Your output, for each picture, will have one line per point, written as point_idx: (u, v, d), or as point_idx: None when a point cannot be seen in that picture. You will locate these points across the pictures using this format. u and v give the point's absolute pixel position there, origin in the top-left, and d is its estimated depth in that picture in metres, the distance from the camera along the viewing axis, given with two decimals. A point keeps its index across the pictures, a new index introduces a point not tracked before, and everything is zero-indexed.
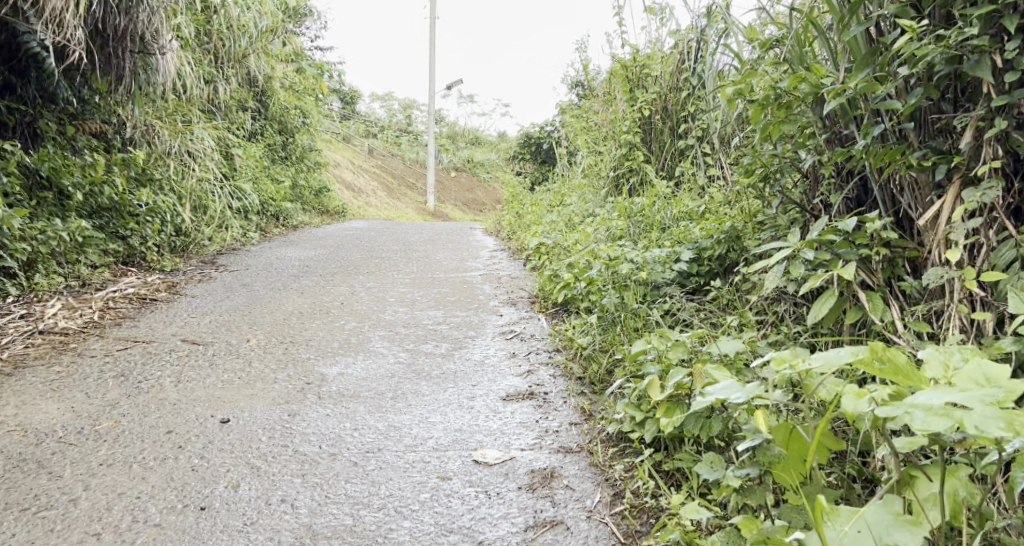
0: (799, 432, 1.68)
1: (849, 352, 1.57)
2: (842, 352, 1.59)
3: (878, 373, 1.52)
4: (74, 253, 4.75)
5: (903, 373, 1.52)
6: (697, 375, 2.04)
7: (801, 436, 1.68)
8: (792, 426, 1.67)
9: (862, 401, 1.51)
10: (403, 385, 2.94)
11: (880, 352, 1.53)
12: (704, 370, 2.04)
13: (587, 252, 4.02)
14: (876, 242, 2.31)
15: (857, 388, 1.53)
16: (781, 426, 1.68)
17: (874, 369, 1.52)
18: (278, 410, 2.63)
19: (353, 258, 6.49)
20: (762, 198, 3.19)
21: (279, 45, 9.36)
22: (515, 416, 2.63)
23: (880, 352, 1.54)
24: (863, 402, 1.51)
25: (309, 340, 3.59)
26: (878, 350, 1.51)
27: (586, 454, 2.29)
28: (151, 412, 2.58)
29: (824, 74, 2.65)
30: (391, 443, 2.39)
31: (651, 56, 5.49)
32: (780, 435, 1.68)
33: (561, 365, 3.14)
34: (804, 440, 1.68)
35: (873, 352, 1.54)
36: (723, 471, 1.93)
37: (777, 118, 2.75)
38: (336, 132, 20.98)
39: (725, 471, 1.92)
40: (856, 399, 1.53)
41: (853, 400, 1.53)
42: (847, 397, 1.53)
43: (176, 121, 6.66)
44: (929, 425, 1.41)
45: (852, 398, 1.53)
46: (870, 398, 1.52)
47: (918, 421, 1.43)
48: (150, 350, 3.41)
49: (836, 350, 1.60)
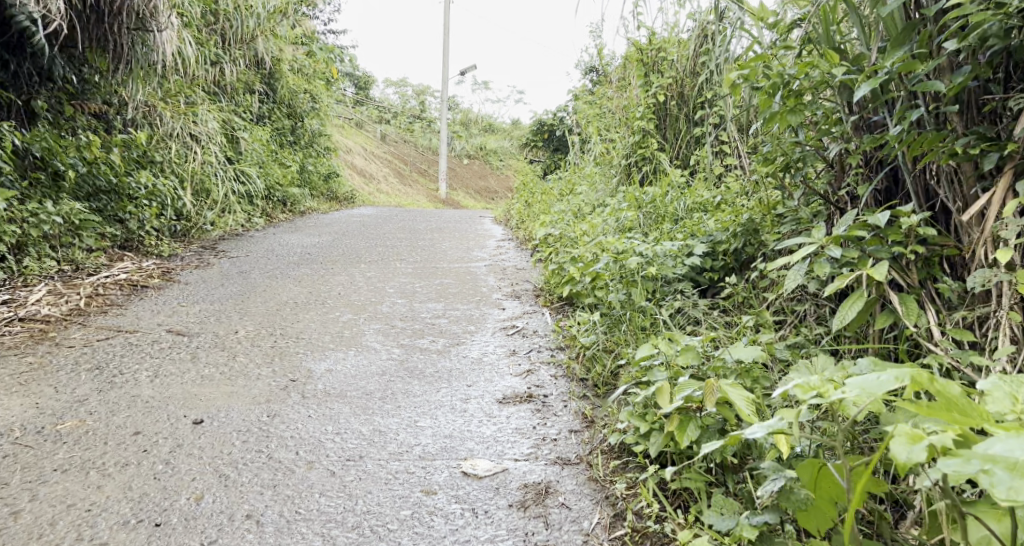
0: (829, 471, 1.55)
1: (891, 379, 1.40)
2: (882, 381, 1.41)
3: (931, 409, 1.35)
4: (68, 237, 4.59)
5: (959, 408, 1.35)
6: (709, 390, 1.80)
7: (832, 476, 1.55)
8: (821, 465, 1.54)
9: (917, 448, 1.34)
10: (393, 384, 2.75)
11: (926, 384, 1.38)
12: (716, 385, 1.81)
13: (595, 243, 3.81)
14: (912, 239, 2.08)
15: (912, 432, 1.35)
16: (810, 464, 1.55)
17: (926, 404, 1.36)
18: (257, 411, 2.44)
19: (357, 245, 6.31)
20: (782, 188, 2.97)
21: (289, 26, 9.16)
22: (510, 421, 2.44)
23: (926, 383, 1.38)
24: (919, 449, 1.33)
25: (300, 333, 3.41)
26: (930, 383, 1.34)
27: (584, 467, 2.10)
28: (121, 410, 2.40)
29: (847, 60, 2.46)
30: (375, 450, 2.20)
31: (667, 39, 5.26)
32: (808, 473, 1.56)
33: (563, 365, 2.95)
34: (835, 480, 1.55)
35: (917, 383, 1.39)
36: (737, 517, 1.74)
37: (784, 107, 2.64)
38: (348, 118, 20.78)
39: (739, 518, 1.74)
40: (910, 444, 1.35)
41: (906, 446, 1.35)
42: (900, 441, 1.35)
43: (179, 103, 6.48)
44: (1015, 493, 1.27)
45: (906, 443, 1.35)
46: (927, 443, 1.34)
47: (998, 482, 1.29)
48: (133, 340, 3.23)
49: (869, 377, 1.44)
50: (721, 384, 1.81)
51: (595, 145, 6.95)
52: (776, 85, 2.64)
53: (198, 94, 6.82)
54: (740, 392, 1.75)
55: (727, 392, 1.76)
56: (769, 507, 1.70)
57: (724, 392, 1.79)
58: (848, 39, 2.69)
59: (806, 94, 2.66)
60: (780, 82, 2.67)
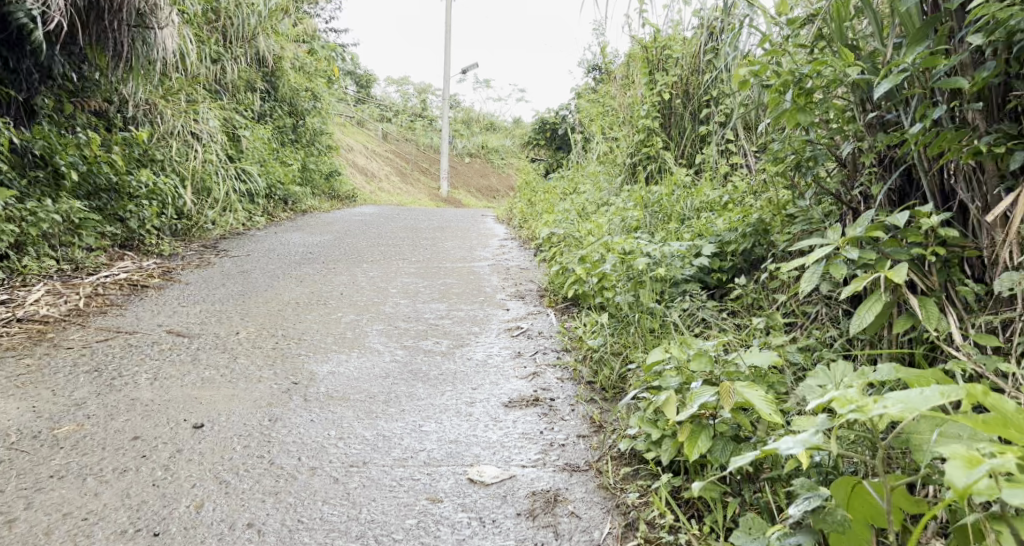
0: (864, 489, 1.52)
1: (939, 394, 1.39)
2: (929, 395, 1.40)
3: (987, 425, 1.36)
4: (68, 236, 4.54)
5: (1013, 423, 1.36)
6: (726, 392, 1.77)
7: (867, 493, 1.53)
8: (856, 483, 1.52)
9: (978, 472, 1.31)
10: (397, 387, 2.70)
11: (980, 398, 1.38)
12: (733, 387, 1.78)
13: (601, 243, 3.76)
14: (932, 241, 2.03)
15: (972, 455, 1.33)
16: (845, 482, 1.52)
17: (982, 419, 1.36)
18: (258, 415, 2.39)
19: (358, 245, 6.26)
20: (793, 188, 2.92)
21: (290, 24, 9.10)
22: (517, 426, 2.39)
23: (979, 398, 1.38)
24: (981, 473, 1.31)
25: (302, 334, 3.36)
26: (986, 398, 1.34)
27: (594, 474, 2.05)
28: (120, 414, 2.35)
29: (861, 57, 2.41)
30: (379, 456, 2.15)
31: (672, 37, 5.20)
32: (842, 491, 1.53)
33: (570, 367, 2.90)
34: (870, 497, 1.53)
35: (970, 397, 1.39)
36: (765, 538, 1.66)
37: (795, 105, 2.60)
38: (350, 116, 20.72)
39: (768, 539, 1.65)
40: (970, 468, 1.32)
41: (965, 470, 1.32)
42: (958, 465, 1.33)
43: (180, 101, 6.43)
44: None
45: (965, 467, 1.32)
46: (988, 465, 1.32)
47: None
48: (133, 341, 3.18)
49: (916, 391, 1.42)
50: (738, 387, 1.78)
51: (598, 143, 6.89)
52: (787, 82, 2.60)
53: (199, 92, 6.77)
54: (757, 394, 1.76)
55: (745, 396, 1.76)
56: (803, 527, 1.62)
57: (741, 395, 1.77)
58: (860, 36, 2.64)
59: (817, 92, 2.62)
60: (791, 80, 2.62)
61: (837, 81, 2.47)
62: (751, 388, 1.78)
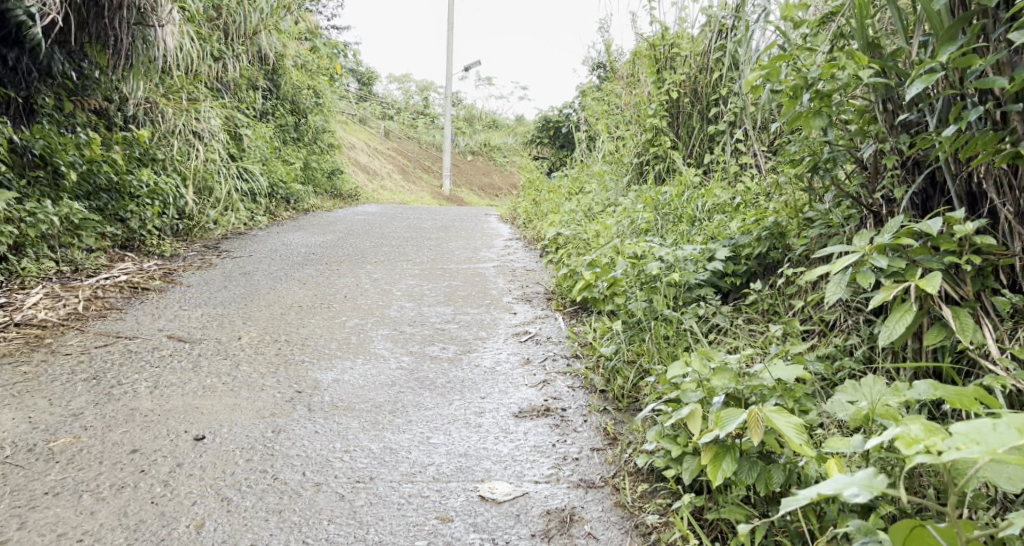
0: (925, 531, 1.42)
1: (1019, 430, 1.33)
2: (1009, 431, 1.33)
3: None
4: (68, 237, 4.46)
5: None
6: (754, 421, 1.70)
7: (926, 536, 1.42)
8: (919, 523, 1.41)
9: None
10: (403, 396, 2.62)
11: None
12: (760, 414, 1.71)
13: (611, 246, 3.68)
14: (967, 249, 2.01)
15: None
16: (906, 523, 1.41)
17: None
18: (261, 426, 2.31)
19: (362, 245, 6.17)
20: (811, 190, 2.85)
21: (291, 21, 8.99)
22: (528, 438, 2.32)
23: None
24: None
25: (307, 339, 3.28)
26: None
27: (610, 491, 2.00)
28: (118, 425, 2.26)
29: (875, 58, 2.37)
30: (386, 470, 2.08)
31: (679, 34, 5.12)
32: (901, 532, 1.42)
33: (581, 375, 2.82)
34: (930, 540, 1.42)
35: None
36: None
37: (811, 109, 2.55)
38: (351, 113, 20.58)
39: None
40: None
41: None
42: None
43: (181, 99, 6.34)
44: None
45: None
46: None
47: None
48: (132, 347, 3.09)
49: (994, 426, 1.35)
50: (766, 414, 1.70)
51: (604, 142, 6.80)
52: (799, 86, 2.56)
53: (200, 90, 6.68)
54: (785, 420, 1.68)
55: (774, 423, 1.68)
56: None
57: (769, 421, 1.70)
58: (882, 34, 2.56)
59: (835, 93, 2.54)
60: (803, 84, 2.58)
61: (851, 84, 2.41)
62: (780, 415, 1.70)
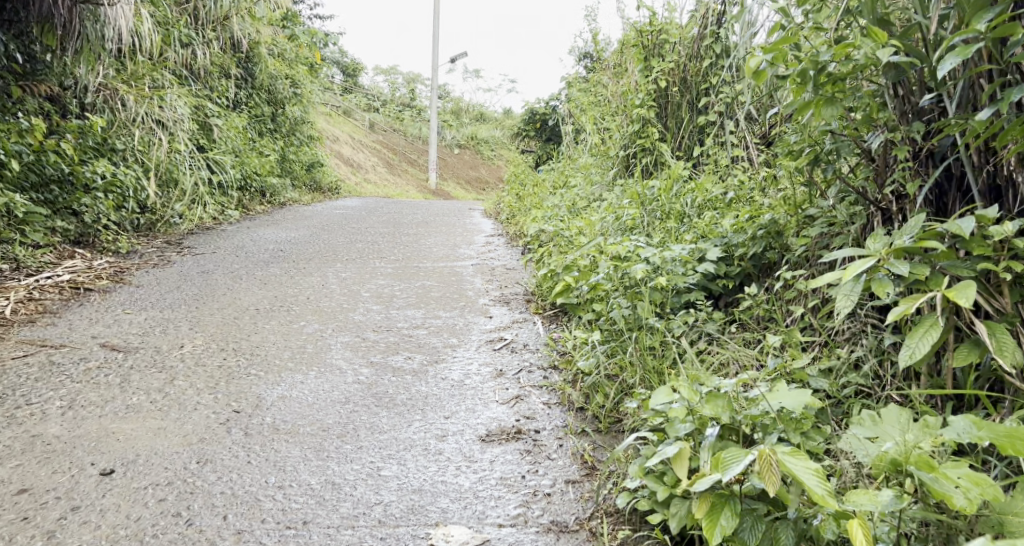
0: None
1: None
2: None
3: None
4: (9, 232, 4.08)
5: None
6: (766, 465, 1.41)
7: None
8: None
9: None
10: (356, 416, 2.31)
11: None
12: (774, 458, 1.43)
13: (594, 245, 3.38)
14: (1004, 255, 1.73)
15: None
16: None
17: None
18: (184, 456, 1.99)
19: (334, 242, 5.83)
20: (812, 185, 2.57)
21: (266, 5, 8.56)
22: (493, 468, 2.02)
23: None
24: None
25: (257, 347, 2.95)
26: None
27: (585, 537, 1.73)
28: (13, 458, 1.94)
29: (898, 41, 2.09)
30: (323, 513, 1.79)
31: (670, 20, 4.81)
32: None
33: (558, 390, 2.52)
34: None
35: None
36: None
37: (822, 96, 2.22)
38: (332, 106, 20.09)
39: None
40: None
41: None
42: None
43: (144, 86, 5.94)
44: None
45: None
46: None
47: None
48: (56, 358, 2.72)
49: None
50: (779, 456, 1.43)
51: (590, 135, 6.48)
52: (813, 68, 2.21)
53: (165, 77, 6.26)
54: (803, 465, 1.41)
55: (789, 467, 1.41)
56: None
57: (783, 465, 1.42)
58: (894, 10, 2.27)
59: (849, 79, 2.24)
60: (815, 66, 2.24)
61: (864, 67, 2.12)
62: (796, 458, 1.43)
